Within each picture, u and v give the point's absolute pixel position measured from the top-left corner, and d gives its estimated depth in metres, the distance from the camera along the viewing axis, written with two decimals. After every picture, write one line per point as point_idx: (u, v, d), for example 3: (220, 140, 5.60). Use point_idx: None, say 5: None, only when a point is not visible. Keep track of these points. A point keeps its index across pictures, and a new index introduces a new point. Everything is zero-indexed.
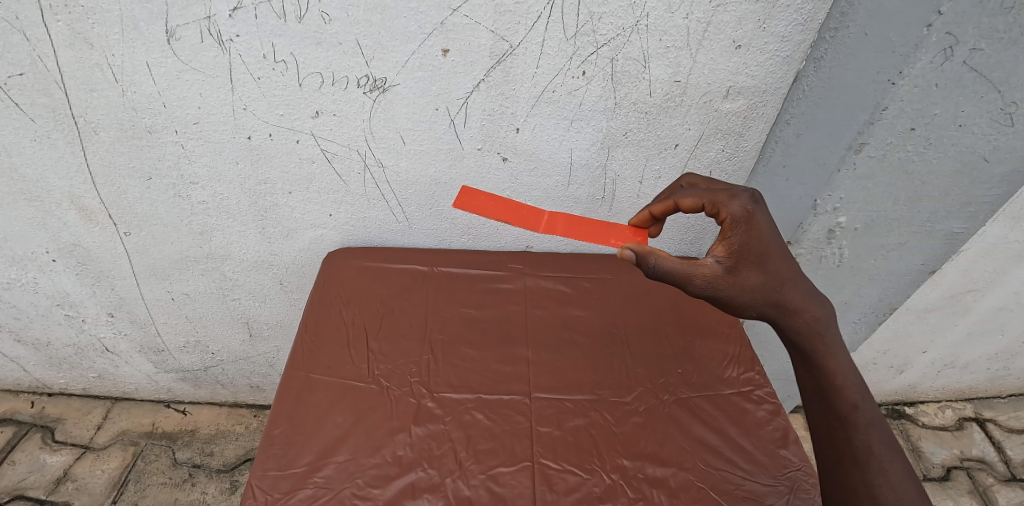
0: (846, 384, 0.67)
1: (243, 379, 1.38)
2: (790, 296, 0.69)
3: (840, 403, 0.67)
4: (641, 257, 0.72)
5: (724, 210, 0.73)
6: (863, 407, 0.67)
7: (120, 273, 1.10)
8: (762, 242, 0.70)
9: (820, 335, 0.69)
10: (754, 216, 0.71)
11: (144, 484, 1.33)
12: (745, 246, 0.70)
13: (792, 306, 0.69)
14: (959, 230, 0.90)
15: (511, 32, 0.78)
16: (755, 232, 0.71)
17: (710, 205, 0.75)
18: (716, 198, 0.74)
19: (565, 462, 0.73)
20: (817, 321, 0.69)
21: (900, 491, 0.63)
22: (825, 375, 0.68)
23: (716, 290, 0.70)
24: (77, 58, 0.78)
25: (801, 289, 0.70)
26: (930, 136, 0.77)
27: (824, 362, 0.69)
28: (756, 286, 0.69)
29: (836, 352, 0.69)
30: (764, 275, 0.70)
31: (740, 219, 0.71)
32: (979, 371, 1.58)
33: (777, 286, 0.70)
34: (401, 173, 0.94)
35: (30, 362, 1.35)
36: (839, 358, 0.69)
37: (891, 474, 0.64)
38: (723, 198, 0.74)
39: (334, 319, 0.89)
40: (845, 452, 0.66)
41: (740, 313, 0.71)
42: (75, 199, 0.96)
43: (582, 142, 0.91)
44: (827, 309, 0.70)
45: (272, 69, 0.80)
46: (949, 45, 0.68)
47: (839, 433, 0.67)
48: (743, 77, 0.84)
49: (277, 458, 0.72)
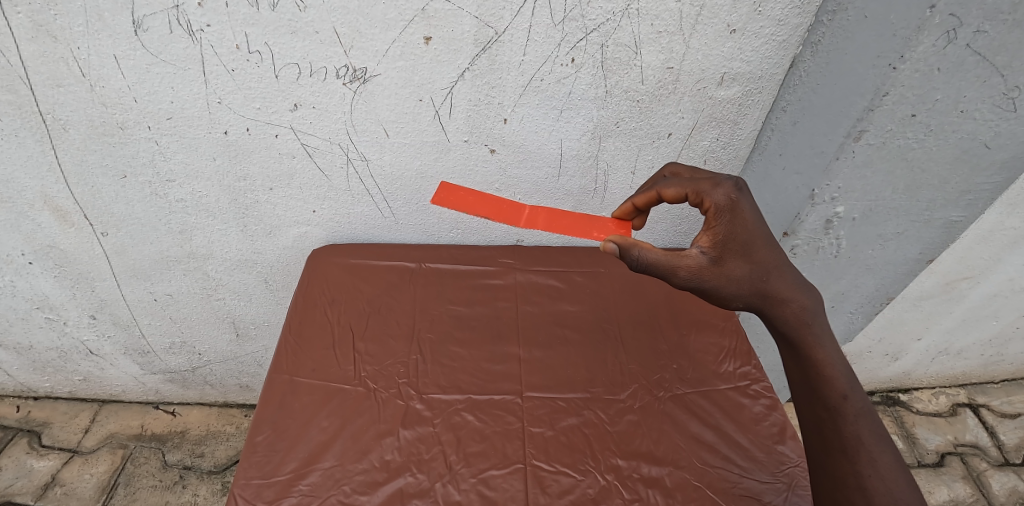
0: (835, 375, 0.65)
1: (232, 379, 1.35)
2: (776, 286, 0.67)
3: (828, 394, 0.65)
4: (624, 249, 0.68)
5: (707, 200, 0.70)
6: (852, 397, 0.65)
7: (100, 275, 1.07)
8: (748, 230, 0.68)
9: (807, 325, 0.67)
10: (738, 204, 0.69)
11: (134, 488, 1.30)
12: (731, 236, 0.68)
13: (778, 296, 0.67)
14: (958, 218, 0.87)
15: (496, 17, 0.75)
16: (740, 221, 0.68)
17: (693, 195, 0.72)
18: (699, 187, 0.72)
19: (558, 463, 0.71)
20: (804, 310, 0.67)
21: (890, 481, 0.61)
22: (813, 366, 0.66)
23: (701, 281, 0.68)
24: (41, 51, 0.74)
25: (787, 278, 0.68)
26: (931, 122, 0.75)
27: (812, 353, 0.66)
28: (742, 276, 0.67)
29: (824, 342, 0.67)
30: (750, 264, 0.68)
31: (725, 207, 0.69)
32: (973, 357, 1.57)
33: (763, 275, 0.67)
34: (385, 168, 0.91)
35: (12, 366, 1.32)
36: (828, 348, 0.66)
37: (881, 465, 0.62)
38: (707, 187, 0.71)
39: (319, 320, 0.87)
40: (833, 443, 0.64)
41: (727, 305, 0.69)
42: (48, 199, 0.92)
43: (571, 132, 0.88)
44: (814, 298, 0.68)
45: (247, 60, 0.77)
46: (952, 27, 0.66)
47: (828, 423, 0.65)
48: (738, 63, 0.82)
49: (260, 466, 0.69)
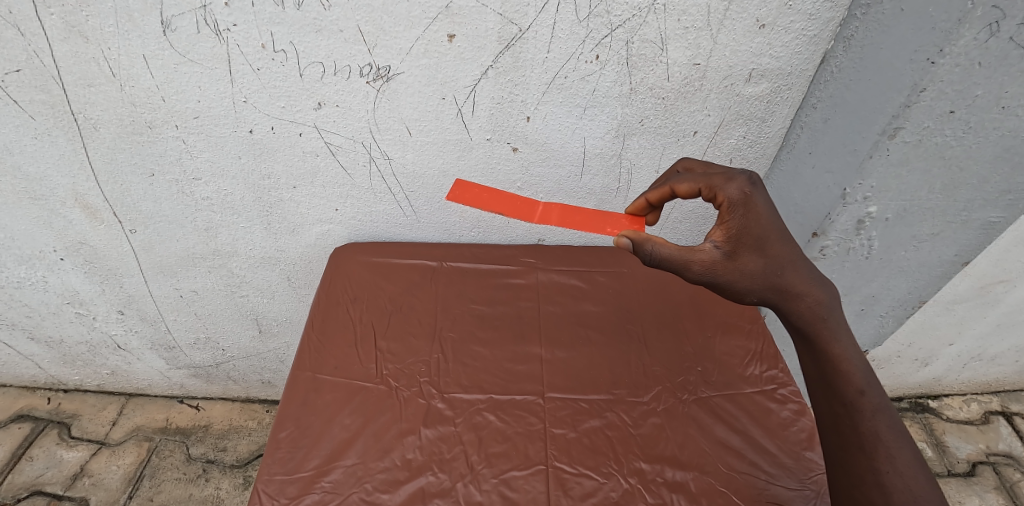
0: (851, 370, 0.63)
1: (254, 375, 1.37)
2: (791, 280, 0.65)
3: (845, 390, 0.63)
4: (637, 244, 0.67)
5: (721, 193, 0.68)
6: (870, 393, 0.62)
7: (128, 271, 1.08)
8: (761, 225, 0.66)
9: (823, 320, 0.65)
10: (751, 199, 0.66)
11: (159, 480, 1.32)
12: (745, 230, 0.66)
13: (793, 291, 0.65)
14: (997, 219, 0.84)
15: (521, 14, 0.74)
16: (753, 214, 0.66)
17: (706, 190, 0.70)
18: (712, 182, 0.69)
19: (580, 465, 0.71)
20: (820, 305, 0.65)
21: (909, 479, 0.59)
22: (829, 361, 0.64)
23: (715, 277, 0.67)
24: (73, 52, 0.76)
25: (803, 273, 0.66)
26: (970, 119, 0.72)
27: (827, 348, 0.64)
28: (756, 270, 0.66)
29: (840, 337, 0.65)
30: (764, 258, 0.66)
31: (738, 202, 0.66)
32: (1006, 363, 1.52)
33: (778, 269, 0.66)
34: (407, 166, 0.91)
35: (44, 359, 1.35)
36: (844, 343, 0.64)
37: (900, 462, 0.60)
38: (720, 181, 0.69)
39: (341, 317, 0.87)
40: (850, 439, 0.62)
41: (740, 299, 0.67)
42: (79, 196, 0.94)
43: (595, 130, 0.87)
44: (830, 292, 0.66)
45: (273, 59, 0.77)
46: (995, 20, 0.63)
47: (844, 419, 0.63)
48: (767, 59, 0.80)
49: (283, 463, 0.70)
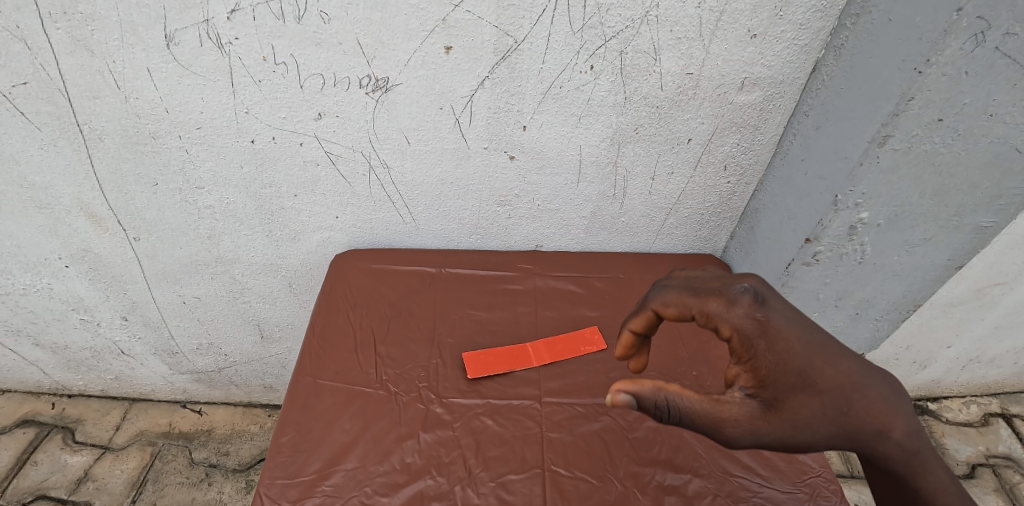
0: (915, 460, 0.56)
1: (257, 380, 1.38)
2: (818, 370, 0.56)
3: (917, 490, 0.56)
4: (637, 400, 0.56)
5: (723, 324, 0.59)
6: (945, 479, 0.56)
7: (132, 278, 1.10)
8: (796, 348, 0.57)
9: (869, 406, 0.56)
10: (769, 324, 0.57)
11: (162, 484, 1.34)
12: (777, 369, 0.56)
13: (828, 385, 0.56)
14: (989, 223, 0.83)
15: (516, 26, 0.75)
16: (783, 342, 0.57)
17: (701, 315, 0.61)
18: (706, 306, 0.61)
19: (576, 468, 0.72)
20: (861, 389, 0.56)
21: None
22: (889, 458, 0.56)
23: (758, 437, 0.56)
24: (79, 65, 0.77)
25: (826, 358, 0.57)
26: (959, 126, 0.72)
27: (879, 443, 0.56)
28: (814, 411, 0.55)
29: (892, 421, 0.57)
30: (795, 355, 0.56)
31: (754, 333, 0.57)
32: (1006, 365, 1.53)
33: (807, 362, 0.56)
34: (406, 175, 0.92)
35: (48, 365, 1.36)
36: (900, 427, 0.57)
37: None
38: (717, 305, 0.60)
39: (342, 323, 0.88)
40: None
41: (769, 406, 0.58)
42: (83, 205, 0.96)
43: (590, 139, 0.88)
44: (861, 366, 0.58)
45: (273, 72, 0.79)
46: (980, 30, 0.64)
47: None
48: (759, 68, 0.81)
49: (285, 467, 0.71)
